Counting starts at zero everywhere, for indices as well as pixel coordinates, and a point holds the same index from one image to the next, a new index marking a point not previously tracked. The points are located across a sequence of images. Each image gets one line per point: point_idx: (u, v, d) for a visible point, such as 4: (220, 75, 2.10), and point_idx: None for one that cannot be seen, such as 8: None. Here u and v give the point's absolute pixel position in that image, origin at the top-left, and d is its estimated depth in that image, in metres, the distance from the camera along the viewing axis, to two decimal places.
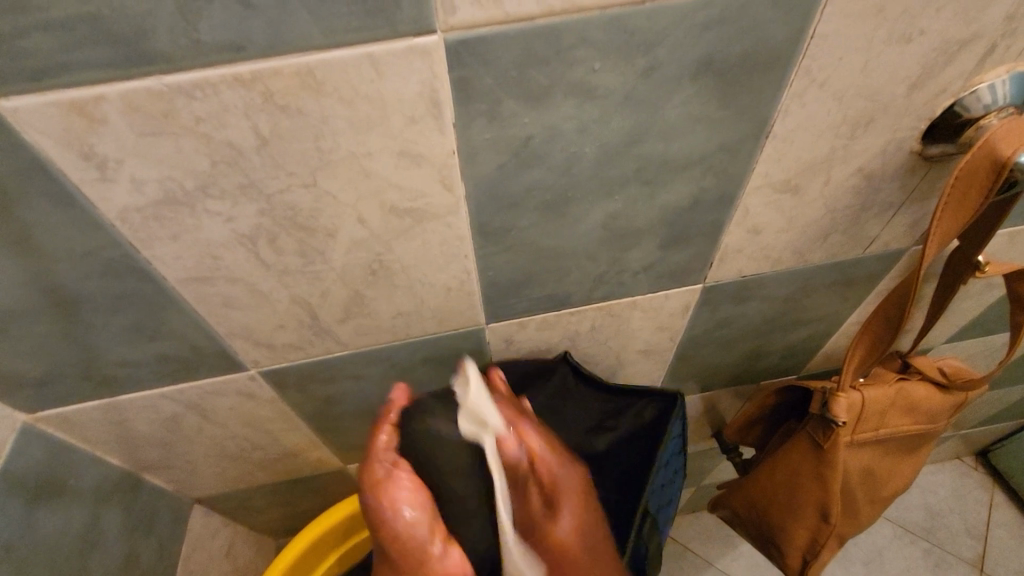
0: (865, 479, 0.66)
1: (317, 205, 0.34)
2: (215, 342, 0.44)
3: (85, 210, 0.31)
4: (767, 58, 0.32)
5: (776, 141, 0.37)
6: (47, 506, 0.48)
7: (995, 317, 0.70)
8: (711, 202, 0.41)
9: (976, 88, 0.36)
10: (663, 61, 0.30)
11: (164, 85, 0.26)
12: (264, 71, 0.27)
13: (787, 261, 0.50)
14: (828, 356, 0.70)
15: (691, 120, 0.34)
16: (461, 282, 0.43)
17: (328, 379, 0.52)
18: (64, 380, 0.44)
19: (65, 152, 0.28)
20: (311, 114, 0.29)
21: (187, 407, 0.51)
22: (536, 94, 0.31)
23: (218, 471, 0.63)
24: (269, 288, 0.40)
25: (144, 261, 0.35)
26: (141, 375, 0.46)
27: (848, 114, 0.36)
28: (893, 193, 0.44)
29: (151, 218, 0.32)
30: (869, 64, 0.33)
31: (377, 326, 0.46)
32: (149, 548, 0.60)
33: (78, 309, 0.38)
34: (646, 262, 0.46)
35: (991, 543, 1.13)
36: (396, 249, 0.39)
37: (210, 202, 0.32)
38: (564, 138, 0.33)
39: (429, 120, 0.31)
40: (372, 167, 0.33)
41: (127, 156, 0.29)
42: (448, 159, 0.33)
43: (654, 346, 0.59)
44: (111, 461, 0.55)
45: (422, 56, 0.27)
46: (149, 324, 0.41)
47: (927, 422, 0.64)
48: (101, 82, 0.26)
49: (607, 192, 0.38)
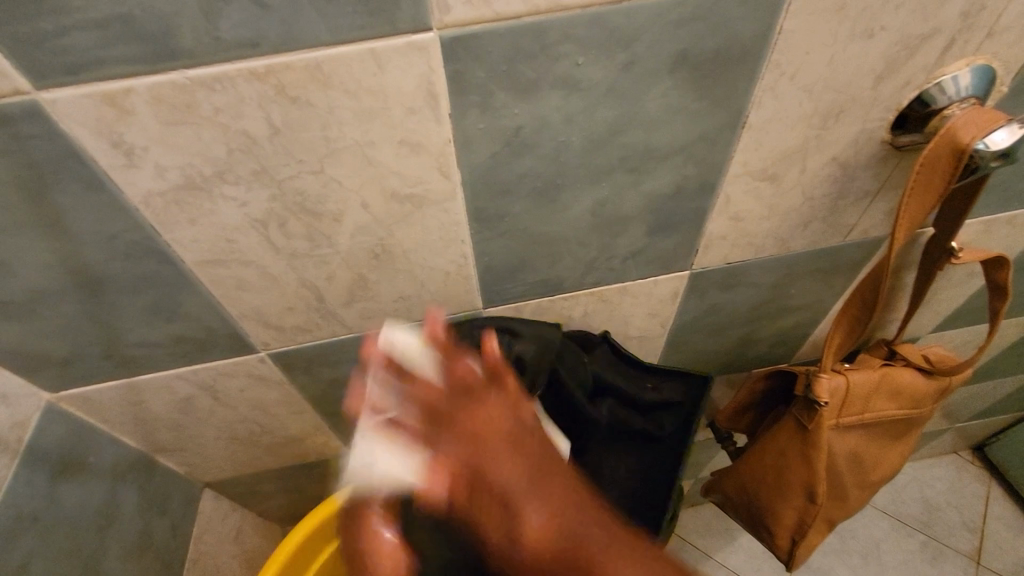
0: (852, 462, 0.68)
1: (324, 191, 0.37)
2: (228, 323, 0.47)
3: (112, 195, 0.34)
4: (738, 52, 0.34)
5: (752, 131, 0.40)
6: (69, 481, 0.51)
7: (979, 306, 0.72)
8: (694, 189, 0.44)
9: (939, 80, 0.39)
10: (642, 55, 0.33)
11: (187, 78, 0.29)
12: (277, 66, 0.29)
13: (770, 248, 0.52)
14: (816, 344, 0.72)
15: (671, 111, 0.37)
16: (459, 267, 0.46)
17: (334, 362, 0.55)
18: (87, 360, 0.47)
19: (96, 140, 0.31)
20: (319, 105, 0.32)
21: (200, 388, 0.54)
22: (524, 86, 0.33)
23: (228, 454, 0.66)
24: (279, 271, 0.43)
25: (164, 244, 0.38)
26: (158, 356, 0.48)
27: (818, 105, 0.39)
28: (868, 181, 0.47)
29: (172, 203, 0.35)
30: (835, 58, 0.36)
31: (380, 310, 0.49)
32: (163, 528, 0.63)
33: (103, 290, 0.41)
34: (634, 248, 0.48)
35: (986, 536, 1.14)
36: (398, 233, 0.41)
37: (225, 188, 0.35)
38: (552, 128, 0.36)
39: (427, 111, 0.33)
40: (375, 155, 0.35)
41: (152, 144, 0.32)
42: (445, 147, 0.36)
43: (646, 333, 0.62)
44: (127, 441, 0.58)
45: (420, 51, 0.30)
46: (167, 305, 0.43)
47: (911, 406, 0.66)
48: (131, 75, 0.28)
49: (595, 179, 0.41)
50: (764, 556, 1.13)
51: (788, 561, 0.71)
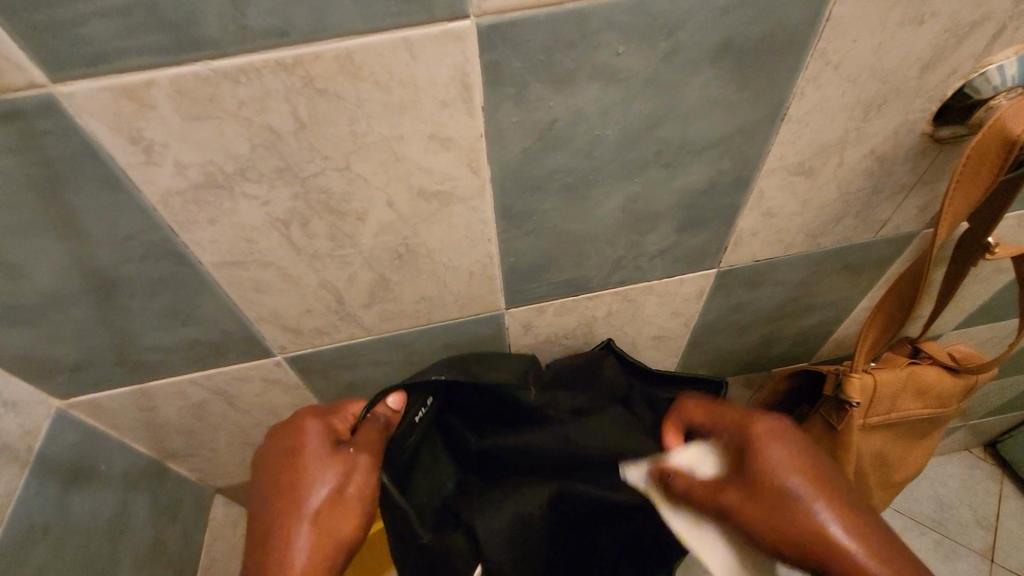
0: (877, 463, 0.67)
1: (349, 188, 0.35)
2: (245, 326, 0.45)
3: (128, 194, 0.32)
4: (784, 40, 0.33)
5: (792, 123, 0.38)
6: (81, 488, 0.50)
7: (1005, 302, 0.70)
8: (729, 185, 0.42)
9: (985, 70, 0.37)
10: (685, 44, 0.32)
11: (211, 70, 0.27)
12: (305, 56, 0.28)
13: (800, 245, 0.51)
14: (839, 343, 0.71)
15: (711, 102, 0.35)
16: (483, 266, 0.45)
17: (352, 365, 0.53)
18: (100, 364, 0.45)
19: (114, 137, 0.29)
20: (348, 98, 0.30)
21: (214, 393, 0.52)
22: (561, 77, 0.32)
23: (239, 459, 0.65)
24: (299, 273, 0.41)
25: (181, 245, 0.37)
26: (172, 362, 0.47)
27: (861, 96, 0.37)
28: (905, 175, 0.45)
29: (191, 202, 0.34)
30: (882, 47, 0.34)
31: (400, 311, 0.47)
32: (175, 535, 0.62)
33: (116, 294, 0.39)
34: (662, 245, 0.47)
35: (1000, 533, 1.13)
36: (422, 232, 0.40)
37: (247, 186, 0.34)
38: (587, 121, 0.35)
39: (459, 104, 0.32)
40: (403, 151, 0.34)
41: (173, 141, 0.30)
42: (475, 142, 0.34)
43: (668, 332, 0.60)
44: (138, 448, 0.56)
45: (455, 40, 0.29)
46: (183, 309, 0.42)
47: (938, 406, 0.65)
48: (152, 67, 0.27)
49: (628, 175, 0.39)
50: None
51: None
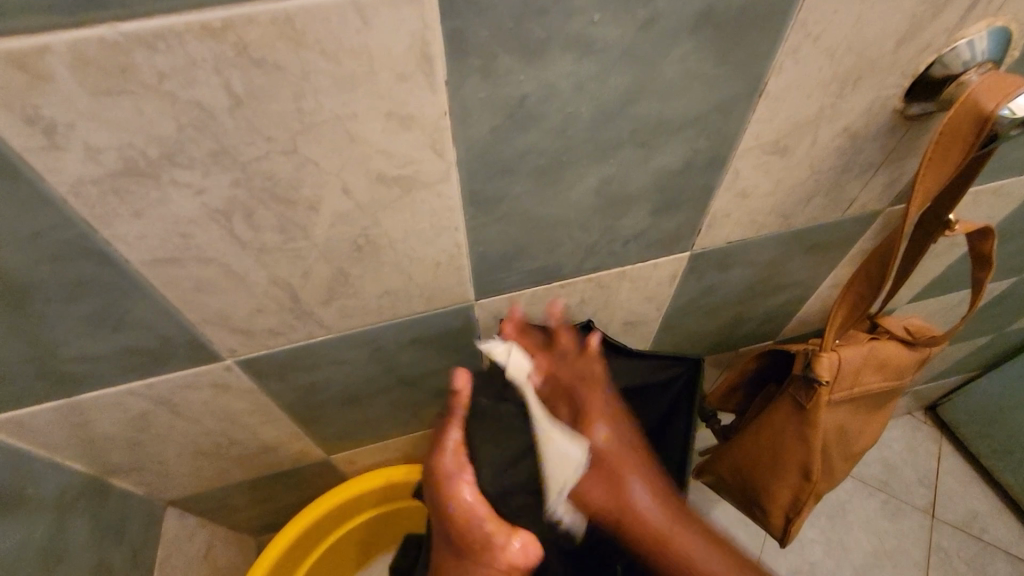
0: (839, 436, 0.69)
1: (298, 174, 0.31)
2: (186, 330, 0.41)
3: (29, 184, 0.28)
4: (766, 10, 0.31)
5: (769, 99, 0.37)
6: (5, 518, 0.44)
7: (954, 274, 0.73)
8: (703, 165, 0.41)
9: (957, 44, 0.37)
10: (664, 12, 0.29)
11: (121, 35, 0.23)
12: (236, 19, 0.24)
13: (771, 225, 0.50)
14: (802, 320, 0.72)
15: (689, 76, 0.33)
16: (451, 257, 0.42)
17: (312, 365, 0.49)
18: (17, 380, 0.39)
19: (5, 116, 0.24)
20: (290, 69, 0.26)
21: (157, 402, 0.48)
22: (532, 48, 0.29)
23: (193, 469, 0.60)
24: (245, 270, 0.37)
25: (104, 242, 0.32)
26: (105, 372, 0.42)
27: (838, 70, 0.36)
28: (874, 152, 0.45)
29: (110, 192, 0.29)
30: (861, 18, 0.33)
31: (362, 307, 0.44)
32: (121, 555, 0.56)
33: (28, 300, 0.34)
34: (636, 229, 0.45)
35: (940, 490, 1.18)
36: (383, 222, 0.37)
37: (176, 172, 0.29)
38: (561, 98, 0.32)
39: (420, 77, 0.29)
40: (359, 132, 0.30)
41: (80, 120, 0.26)
42: (439, 121, 0.31)
43: (639, 317, 0.59)
44: (73, 466, 0.51)
45: (413, 4, 0.25)
46: (111, 314, 0.37)
47: (895, 378, 0.66)
48: (45, 28, 0.22)
49: (602, 155, 0.37)
50: (738, 523, 1.11)
51: (781, 538, 0.72)
